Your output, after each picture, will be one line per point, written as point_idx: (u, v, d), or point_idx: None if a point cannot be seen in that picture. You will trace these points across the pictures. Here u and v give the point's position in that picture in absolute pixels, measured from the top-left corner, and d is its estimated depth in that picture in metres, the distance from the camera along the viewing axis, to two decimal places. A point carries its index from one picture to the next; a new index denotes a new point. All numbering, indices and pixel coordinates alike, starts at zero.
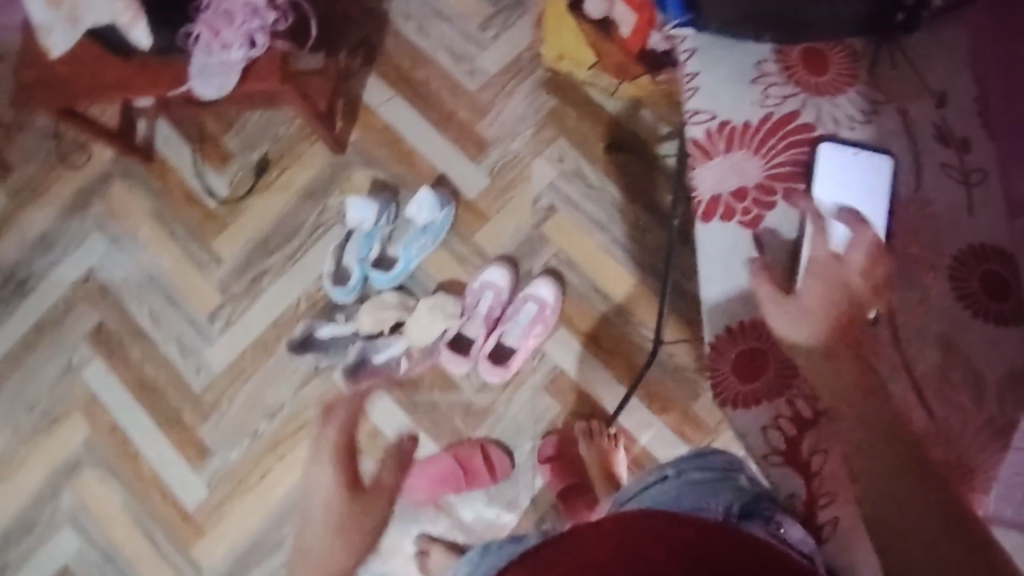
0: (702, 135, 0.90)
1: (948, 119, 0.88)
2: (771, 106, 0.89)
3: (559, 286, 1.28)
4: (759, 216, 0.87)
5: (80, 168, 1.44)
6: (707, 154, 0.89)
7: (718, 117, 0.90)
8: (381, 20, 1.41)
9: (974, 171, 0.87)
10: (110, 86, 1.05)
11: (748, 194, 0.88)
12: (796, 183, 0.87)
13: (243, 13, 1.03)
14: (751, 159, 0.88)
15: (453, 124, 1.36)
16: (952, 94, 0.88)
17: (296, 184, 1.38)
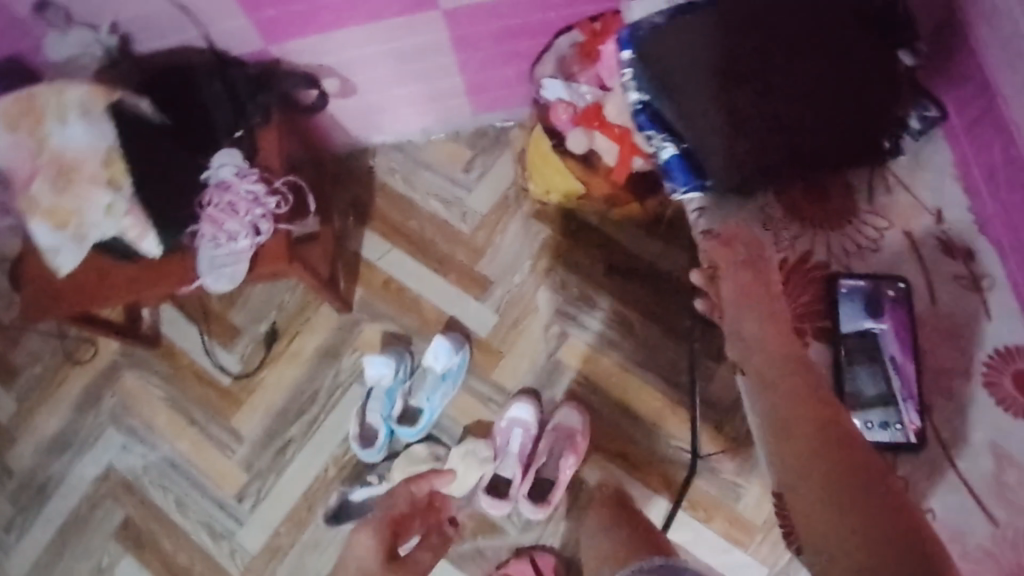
0: None
1: (949, 234, 1.04)
2: (786, 248, 1.04)
3: (585, 413, 1.28)
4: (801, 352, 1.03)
5: (86, 363, 1.45)
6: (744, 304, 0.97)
7: None
8: (367, 177, 1.46)
9: (984, 279, 1.02)
10: (120, 292, 1.08)
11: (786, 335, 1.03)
12: (819, 322, 1.03)
13: (245, 203, 1.05)
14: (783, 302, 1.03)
15: (453, 268, 1.40)
16: (948, 210, 1.05)
17: (308, 350, 1.40)
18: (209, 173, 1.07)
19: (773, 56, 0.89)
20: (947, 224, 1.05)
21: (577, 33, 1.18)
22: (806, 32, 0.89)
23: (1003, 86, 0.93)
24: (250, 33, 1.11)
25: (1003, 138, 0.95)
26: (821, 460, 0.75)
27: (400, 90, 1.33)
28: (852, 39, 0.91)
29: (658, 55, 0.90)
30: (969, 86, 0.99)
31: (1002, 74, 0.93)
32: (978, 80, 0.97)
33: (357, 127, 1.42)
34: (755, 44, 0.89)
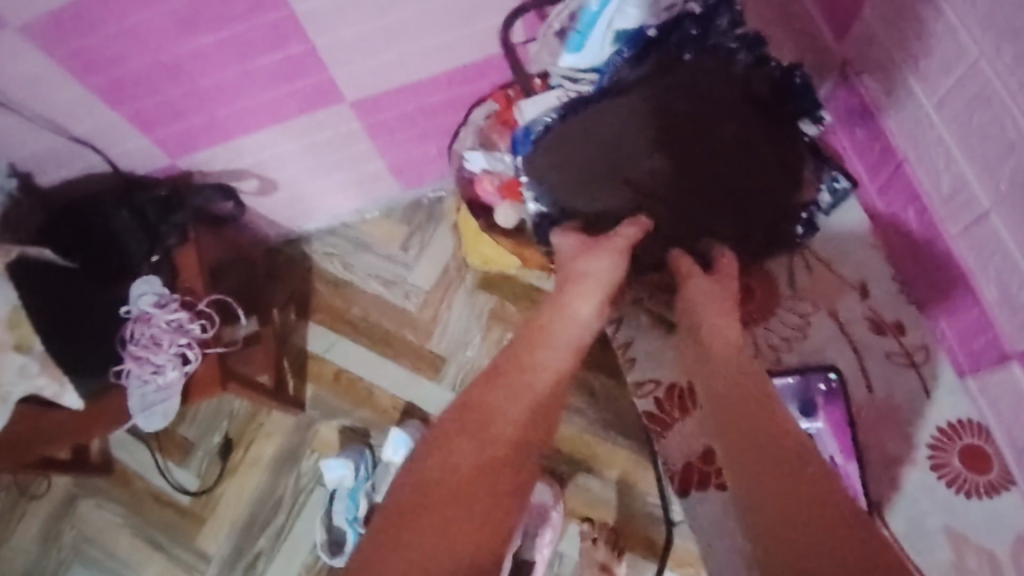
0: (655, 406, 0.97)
1: (878, 308, 1.02)
2: None
3: (557, 486, 1.25)
4: None
5: (39, 498, 1.37)
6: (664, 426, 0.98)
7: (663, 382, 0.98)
8: (304, 266, 1.41)
9: (917, 350, 1.00)
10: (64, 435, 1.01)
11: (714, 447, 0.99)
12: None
13: (169, 333, 1.02)
14: None
15: (404, 350, 1.37)
16: (873, 284, 1.03)
17: (265, 456, 1.36)
18: (129, 306, 1.03)
19: (667, 154, 0.85)
20: (876, 302, 1.02)
21: (493, 103, 1.14)
22: (701, 130, 0.85)
23: (924, 142, 0.89)
24: (152, 151, 1.07)
25: (910, 206, 0.95)
26: (751, 471, 0.69)
27: (323, 180, 1.28)
28: (747, 130, 0.86)
29: (553, 156, 0.86)
30: (877, 155, 0.97)
31: (904, 143, 0.92)
32: (879, 151, 0.97)
33: (285, 219, 1.36)
34: (646, 143, 0.84)
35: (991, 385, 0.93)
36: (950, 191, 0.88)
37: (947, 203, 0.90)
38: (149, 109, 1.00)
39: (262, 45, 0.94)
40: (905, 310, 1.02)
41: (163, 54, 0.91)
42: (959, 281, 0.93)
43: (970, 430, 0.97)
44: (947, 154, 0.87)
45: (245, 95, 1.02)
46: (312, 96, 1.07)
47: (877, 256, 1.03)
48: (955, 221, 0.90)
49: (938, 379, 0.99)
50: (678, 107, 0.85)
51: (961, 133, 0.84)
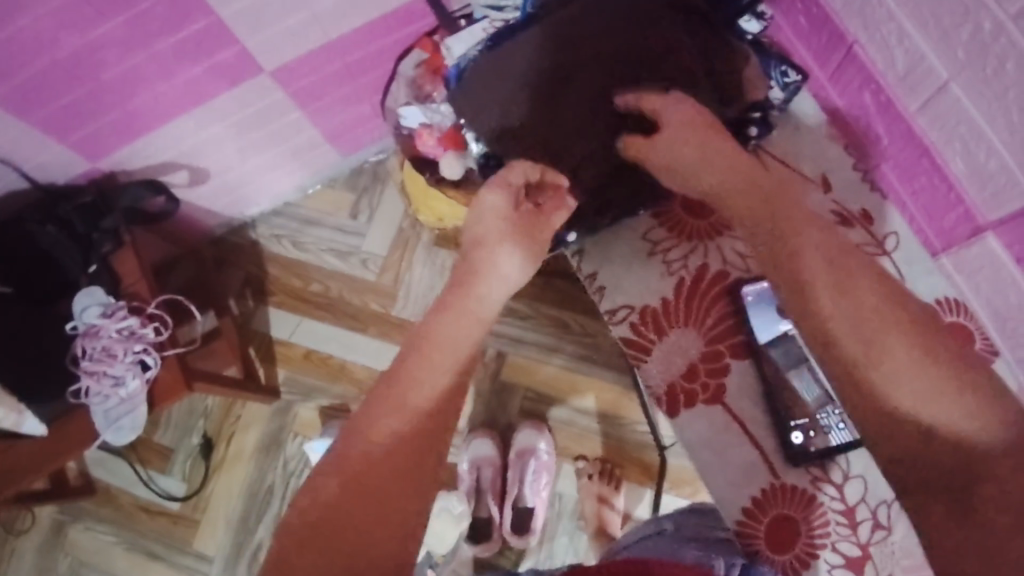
0: (631, 330, 0.83)
1: (842, 200, 0.86)
2: (679, 271, 0.84)
3: (543, 428, 1.24)
4: (719, 386, 0.81)
5: (27, 532, 1.33)
6: (643, 347, 0.83)
7: (636, 306, 0.84)
8: (254, 251, 1.37)
9: (887, 237, 0.85)
10: (34, 468, 0.96)
11: (698, 371, 0.82)
12: (735, 336, 0.82)
13: (121, 342, 0.98)
14: (688, 333, 0.83)
15: (370, 320, 1.33)
16: (834, 172, 0.87)
17: (248, 448, 1.33)
18: (75, 322, 0.99)
19: (586, 76, 0.77)
20: (838, 193, 0.86)
21: (421, 52, 1.10)
22: (622, 42, 0.77)
23: (872, 20, 0.76)
24: (69, 158, 1.01)
25: (865, 90, 0.81)
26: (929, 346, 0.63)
27: (256, 159, 1.23)
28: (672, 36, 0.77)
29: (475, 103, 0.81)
30: (824, 39, 0.83)
31: (851, 21, 0.78)
32: (828, 33, 0.82)
33: (225, 207, 1.31)
34: (563, 61, 0.77)
35: (965, 261, 0.79)
36: (906, 66, 0.75)
37: (904, 78, 0.76)
38: (58, 113, 0.94)
39: (166, 25, 0.88)
40: (868, 197, 0.86)
41: (62, 51, 0.85)
42: (907, 170, 0.81)
43: (948, 306, 0.81)
44: (898, 27, 0.73)
45: (157, 82, 0.97)
46: (229, 71, 1.01)
47: (834, 146, 0.87)
48: (913, 96, 0.76)
49: (903, 255, 0.84)
50: (594, 23, 0.77)
51: (911, 4, 0.71)
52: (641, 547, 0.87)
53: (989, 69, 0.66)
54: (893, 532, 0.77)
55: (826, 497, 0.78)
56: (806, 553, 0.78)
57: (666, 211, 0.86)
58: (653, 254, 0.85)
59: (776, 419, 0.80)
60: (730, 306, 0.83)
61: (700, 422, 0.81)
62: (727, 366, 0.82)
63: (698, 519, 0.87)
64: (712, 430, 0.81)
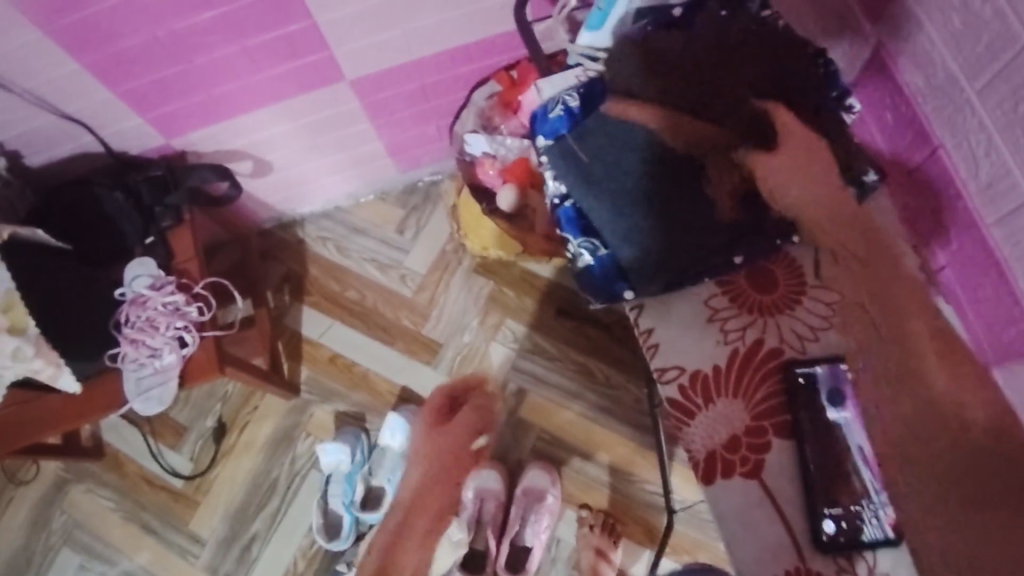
0: (677, 393, 0.75)
1: None
2: (734, 341, 0.75)
3: (552, 470, 1.24)
4: (758, 462, 0.71)
5: (30, 483, 1.35)
6: (686, 415, 0.74)
7: (687, 368, 0.75)
8: (299, 250, 1.39)
9: None
10: (61, 420, 0.99)
11: (739, 443, 0.72)
12: (780, 415, 0.72)
13: (164, 315, 1.00)
14: (735, 405, 0.73)
15: (399, 334, 1.35)
16: None
17: (260, 440, 1.34)
18: (124, 289, 1.02)
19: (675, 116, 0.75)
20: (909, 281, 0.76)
21: (496, 84, 1.13)
22: (707, 72, 0.75)
23: (961, 127, 0.71)
24: (146, 132, 1.05)
25: (945, 193, 0.75)
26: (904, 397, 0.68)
27: (318, 162, 1.26)
28: (766, 81, 0.75)
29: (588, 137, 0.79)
30: (908, 136, 0.79)
31: (939, 124, 0.74)
32: (914, 132, 0.78)
33: (281, 201, 1.33)
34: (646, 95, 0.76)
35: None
36: (989, 177, 0.69)
37: (986, 187, 0.70)
38: (143, 88, 0.97)
39: (261, 21, 0.92)
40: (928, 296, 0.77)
41: (159, 30, 0.88)
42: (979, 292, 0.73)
43: None
44: (987, 137, 0.68)
45: (241, 74, 1.00)
46: (310, 74, 1.04)
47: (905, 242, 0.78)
48: (992, 207, 0.70)
49: None
50: (682, 61, 0.76)
51: (1004, 121, 0.66)
52: None
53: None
54: None
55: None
56: None
57: (729, 281, 0.77)
58: (711, 319, 0.77)
59: (812, 514, 0.69)
60: (782, 383, 0.73)
61: (729, 495, 0.71)
62: (769, 444, 0.71)
63: None
64: (738, 499, 0.70)
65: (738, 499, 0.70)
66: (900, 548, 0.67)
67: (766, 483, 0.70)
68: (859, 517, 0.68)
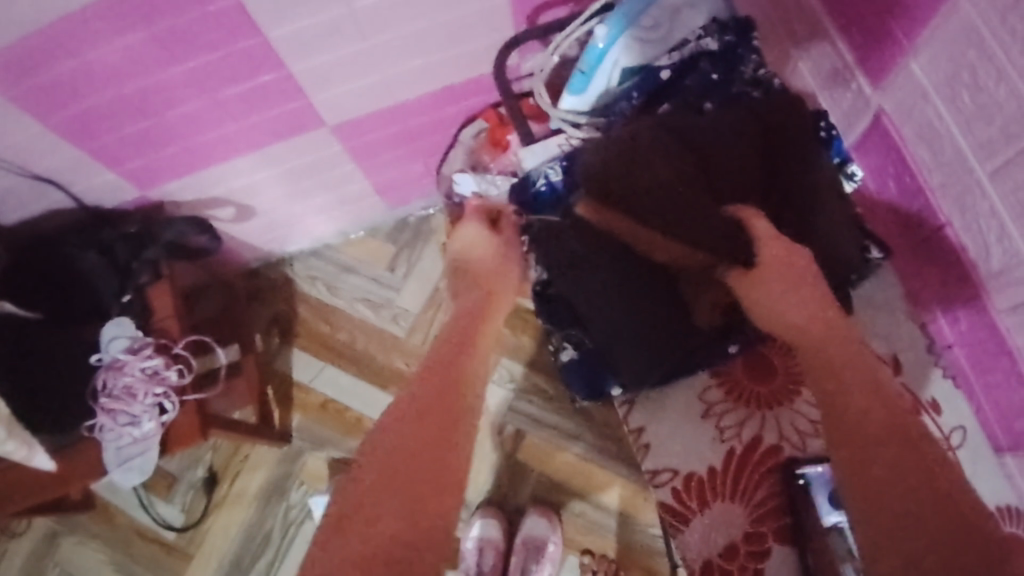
0: (671, 494, 1.01)
1: (909, 384, 1.00)
2: (729, 438, 1.02)
3: (551, 516, 1.21)
4: (754, 568, 0.98)
5: (18, 538, 1.32)
6: (686, 516, 1.00)
7: (681, 470, 1.02)
8: (286, 291, 1.35)
9: (955, 430, 0.97)
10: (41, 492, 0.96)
11: (739, 550, 0.99)
12: (773, 521, 0.99)
13: (142, 382, 0.96)
14: (733, 507, 1.00)
15: (392, 377, 1.32)
16: (902, 352, 1.01)
17: (252, 489, 1.31)
18: (100, 354, 0.98)
19: (693, 183, 0.87)
20: (906, 374, 1.00)
21: (484, 122, 1.10)
22: (713, 148, 0.89)
23: (970, 208, 0.88)
24: (120, 185, 1.01)
25: (953, 268, 0.94)
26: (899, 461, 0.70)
27: (304, 204, 1.22)
28: (752, 162, 0.91)
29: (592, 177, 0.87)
30: (913, 204, 0.96)
31: (946, 201, 0.91)
32: (918, 202, 0.95)
33: (267, 242, 1.30)
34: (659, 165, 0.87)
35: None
36: (1000, 261, 0.86)
37: (996, 271, 0.87)
38: (115, 143, 0.93)
39: (235, 73, 0.88)
40: (939, 386, 0.99)
41: (128, 87, 0.85)
42: (978, 360, 0.94)
43: (1006, 514, 0.93)
44: (999, 223, 0.85)
45: (215, 125, 0.96)
46: (289, 122, 1.00)
47: (910, 323, 1.01)
48: (1000, 292, 0.88)
49: (968, 450, 0.96)
50: (677, 189, 0.86)
51: (1013, 202, 0.82)
52: None
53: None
54: None
55: None
56: None
57: (727, 374, 1.03)
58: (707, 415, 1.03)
59: None
60: (773, 483, 1.00)
61: None
62: (768, 551, 0.98)
63: None
64: None
65: None
66: None
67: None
68: None
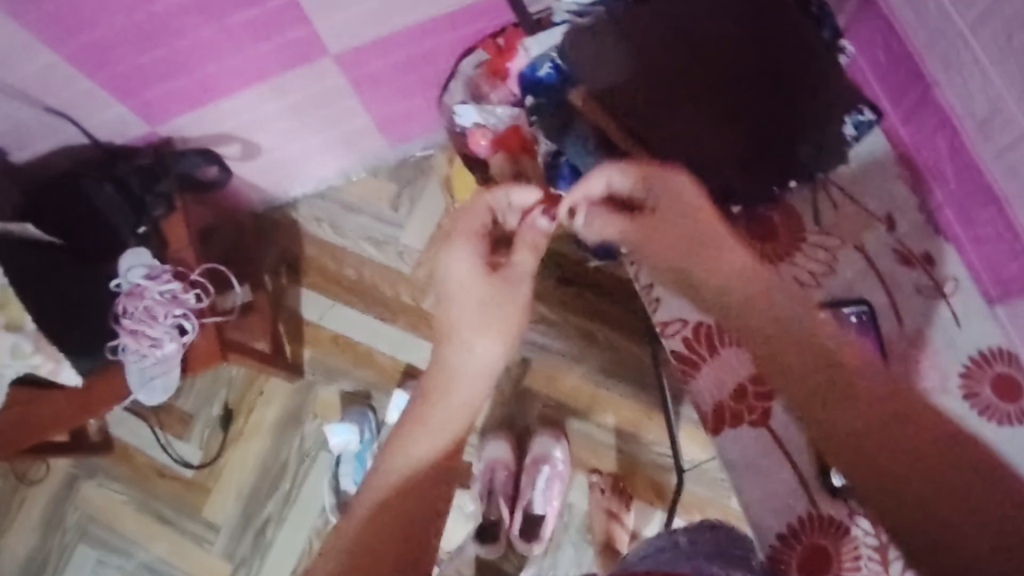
0: (683, 347, 0.82)
1: (902, 239, 0.87)
2: None
3: (559, 435, 1.25)
4: (765, 409, 0.81)
5: (40, 482, 1.35)
6: (694, 366, 0.83)
7: (690, 322, 0.83)
8: (292, 230, 1.38)
9: (947, 281, 0.85)
10: (68, 417, 0.99)
11: (748, 393, 0.81)
12: None
13: (163, 305, 0.99)
14: (739, 354, 0.82)
15: (400, 310, 1.35)
16: (897, 212, 0.87)
17: (267, 424, 1.34)
18: (119, 280, 1.00)
19: (680, 45, 0.83)
20: (902, 233, 0.87)
21: (482, 52, 1.10)
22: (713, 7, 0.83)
23: None
24: (130, 118, 1.03)
25: (941, 134, 0.85)
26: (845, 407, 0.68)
27: (308, 140, 1.24)
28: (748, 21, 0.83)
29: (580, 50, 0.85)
30: (900, 77, 0.87)
31: (931, 62, 0.82)
32: (907, 70, 0.86)
33: (272, 183, 1.32)
34: (626, 33, 0.84)
35: (1021, 314, 0.82)
36: None
37: (981, 122, 0.79)
38: (125, 74, 0.94)
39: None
40: (931, 240, 0.87)
41: (137, 15, 0.85)
42: (967, 212, 0.85)
43: (998, 356, 0.84)
44: None
45: (223, 55, 0.97)
46: (295, 50, 1.01)
47: (901, 186, 0.88)
48: None
49: (961, 299, 0.85)
50: (671, 58, 0.83)
51: None
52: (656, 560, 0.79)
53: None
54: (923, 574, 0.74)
55: (860, 531, 0.77)
56: None
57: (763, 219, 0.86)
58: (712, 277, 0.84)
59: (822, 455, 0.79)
60: None
61: (738, 445, 0.81)
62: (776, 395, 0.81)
63: (712, 536, 0.80)
64: (744, 450, 0.81)
65: (741, 448, 0.81)
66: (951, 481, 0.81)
67: (775, 432, 0.81)
68: None
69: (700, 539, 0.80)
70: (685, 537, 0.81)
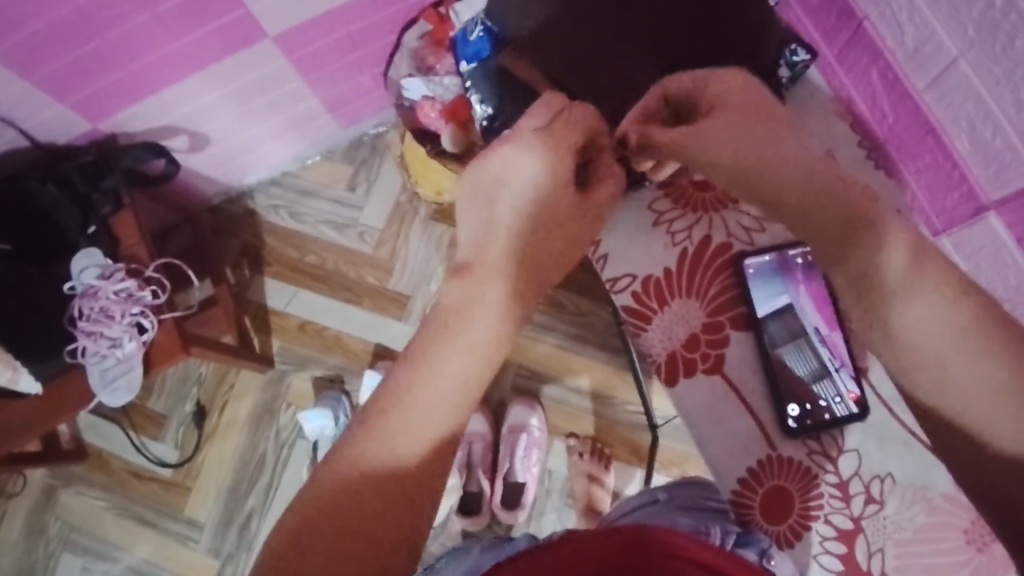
0: (632, 300, 0.83)
1: None
2: (682, 242, 0.84)
3: (533, 404, 1.25)
4: (719, 356, 0.81)
5: (19, 494, 1.34)
6: (644, 319, 0.83)
7: (638, 276, 0.84)
8: (251, 221, 1.37)
9: None
10: (35, 423, 0.97)
11: (699, 342, 0.82)
12: (737, 308, 0.82)
13: (117, 304, 0.99)
14: (690, 305, 0.83)
15: (365, 292, 1.34)
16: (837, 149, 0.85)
17: (241, 419, 1.33)
18: (72, 283, 1.00)
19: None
20: None
21: (425, 23, 1.09)
22: None
23: None
24: (71, 117, 1.01)
25: (874, 66, 0.81)
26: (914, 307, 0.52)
27: (257, 127, 1.22)
28: None
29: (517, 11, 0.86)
30: (833, 16, 0.83)
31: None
32: (837, 10, 0.82)
33: (224, 174, 1.30)
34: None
35: (966, 241, 0.78)
36: None
37: (913, 55, 0.75)
38: (59, 72, 0.92)
39: None
40: (872, 175, 0.84)
41: (65, 8, 0.83)
42: (910, 146, 0.81)
43: None
44: None
45: (159, 45, 0.95)
46: (232, 34, 0.99)
47: (839, 123, 0.86)
48: None
49: None
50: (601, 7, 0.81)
51: None
52: (632, 517, 0.82)
53: (976, 12, 0.66)
54: (886, 507, 0.77)
55: (823, 470, 0.78)
56: (799, 523, 0.78)
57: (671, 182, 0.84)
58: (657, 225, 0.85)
59: (774, 394, 0.79)
60: (734, 278, 0.83)
61: (695, 393, 0.81)
62: (726, 338, 0.81)
63: (688, 488, 0.83)
64: (705, 399, 0.81)
65: (703, 397, 0.81)
66: (866, 423, 0.78)
67: (727, 375, 0.81)
68: (819, 398, 0.78)
69: (677, 494, 0.83)
70: (662, 492, 0.85)
